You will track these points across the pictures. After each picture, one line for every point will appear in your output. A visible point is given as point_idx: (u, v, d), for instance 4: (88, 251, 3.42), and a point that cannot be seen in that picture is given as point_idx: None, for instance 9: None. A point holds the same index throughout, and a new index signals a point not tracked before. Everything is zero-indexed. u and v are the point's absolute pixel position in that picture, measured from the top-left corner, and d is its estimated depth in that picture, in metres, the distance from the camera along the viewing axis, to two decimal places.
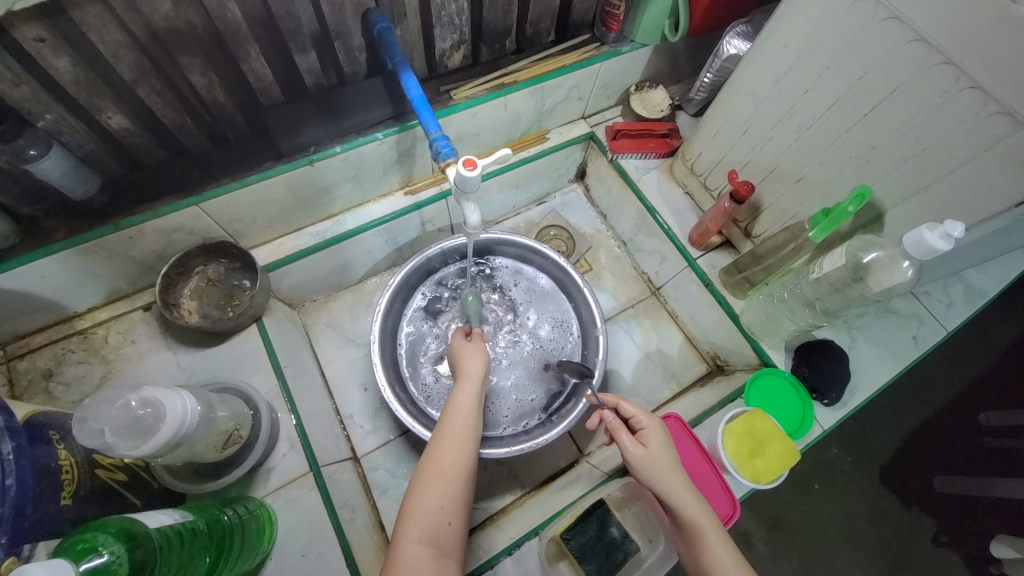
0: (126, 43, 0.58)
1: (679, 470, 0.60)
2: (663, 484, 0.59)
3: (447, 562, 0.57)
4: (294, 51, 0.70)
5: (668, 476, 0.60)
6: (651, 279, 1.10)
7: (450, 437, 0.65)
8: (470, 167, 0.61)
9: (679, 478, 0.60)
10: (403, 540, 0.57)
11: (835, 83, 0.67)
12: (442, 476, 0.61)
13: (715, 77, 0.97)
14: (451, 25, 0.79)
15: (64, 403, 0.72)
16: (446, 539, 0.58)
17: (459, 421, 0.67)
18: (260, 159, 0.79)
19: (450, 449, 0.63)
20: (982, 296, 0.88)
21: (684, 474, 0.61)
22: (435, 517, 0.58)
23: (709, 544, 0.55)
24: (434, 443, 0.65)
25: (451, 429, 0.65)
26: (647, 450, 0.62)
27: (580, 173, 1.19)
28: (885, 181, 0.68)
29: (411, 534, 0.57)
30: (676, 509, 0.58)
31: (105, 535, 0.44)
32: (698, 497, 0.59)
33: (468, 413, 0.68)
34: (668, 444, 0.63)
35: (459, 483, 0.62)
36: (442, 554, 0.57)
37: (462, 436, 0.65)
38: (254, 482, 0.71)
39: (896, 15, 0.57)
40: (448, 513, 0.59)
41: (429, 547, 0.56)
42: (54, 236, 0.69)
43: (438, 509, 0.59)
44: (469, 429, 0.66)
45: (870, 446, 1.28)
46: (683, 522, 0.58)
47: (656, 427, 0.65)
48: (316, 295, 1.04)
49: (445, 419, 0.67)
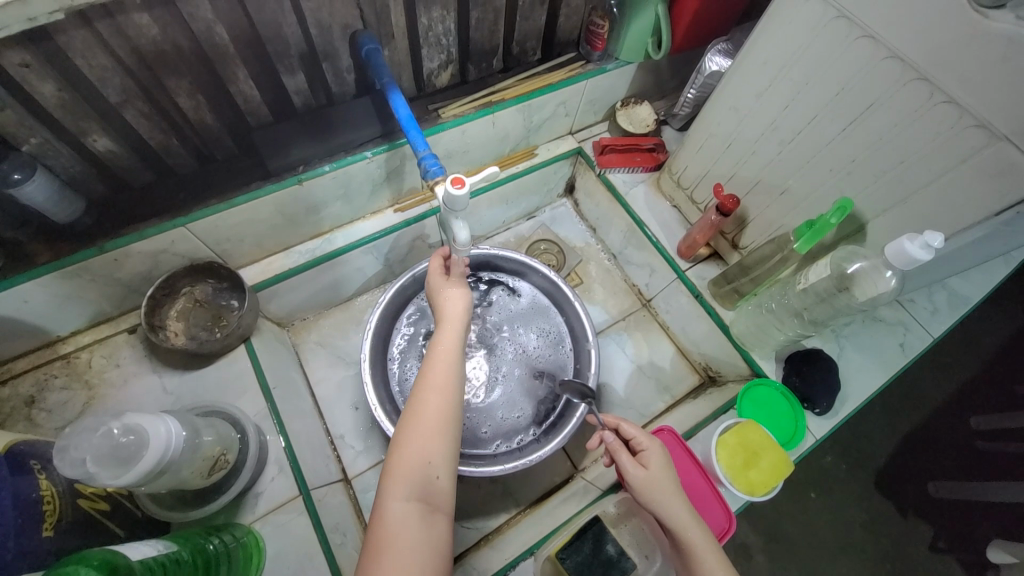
0: (112, 67, 0.59)
1: (677, 486, 0.61)
2: (662, 500, 0.59)
3: (435, 515, 0.56)
4: (282, 72, 0.71)
5: (667, 491, 0.60)
6: (641, 291, 1.11)
7: (435, 391, 0.62)
8: (458, 185, 0.61)
9: (679, 500, 0.59)
10: (391, 499, 0.56)
11: (815, 97, 0.69)
12: (431, 433, 0.59)
13: (698, 93, 0.99)
14: (438, 46, 0.81)
15: (46, 432, 0.70)
16: (434, 495, 0.57)
17: (442, 374, 0.64)
18: (247, 180, 0.79)
19: (436, 402, 0.62)
20: (965, 303, 0.90)
21: (684, 496, 0.60)
22: (422, 472, 0.57)
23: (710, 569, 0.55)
24: (418, 395, 0.63)
25: (435, 382, 0.63)
26: (649, 471, 0.62)
27: (569, 188, 1.20)
28: (865, 193, 0.70)
29: (398, 492, 0.56)
30: (675, 531, 0.57)
31: (87, 568, 0.42)
32: (699, 518, 0.59)
33: (451, 363, 0.65)
34: (670, 467, 0.63)
35: (448, 436, 0.60)
36: (431, 511, 0.56)
37: (447, 390, 0.63)
38: (242, 508, 0.70)
39: (870, 34, 0.59)
40: (436, 467, 0.58)
41: (417, 505, 0.56)
42: (37, 260, 0.68)
43: (426, 463, 0.58)
44: (453, 380, 0.64)
45: (862, 453, 1.28)
46: (682, 541, 0.57)
47: (657, 446, 0.65)
48: (306, 315, 1.03)
49: (427, 371, 0.65)
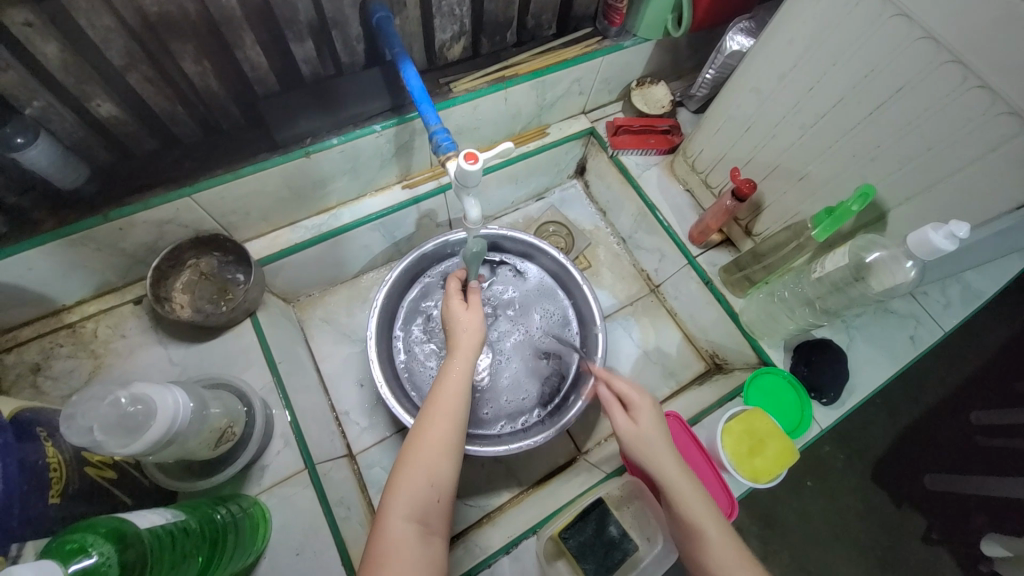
0: (116, 29, 0.57)
1: (670, 444, 0.62)
2: (653, 455, 0.61)
3: (433, 539, 0.56)
4: (290, 40, 0.69)
5: (658, 443, 0.61)
6: (650, 276, 1.10)
7: (443, 412, 0.63)
8: (471, 161, 0.59)
9: (669, 454, 0.60)
10: (391, 517, 0.55)
11: (841, 79, 0.66)
12: (435, 455, 0.60)
13: (717, 73, 0.96)
14: (451, 16, 0.78)
15: (52, 399, 0.70)
16: (434, 517, 0.57)
17: (451, 395, 0.64)
18: (254, 151, 0.77)
19: (442, 424, 0.62)
20: (979, 297, 0.89)
21: (674, 450, 0.62)
22: (425, 493, 0.57)
23: (702, 520, 0.55)
24: (425, 415, 0.63)
25: (443, 404, 0.63)
26: (638, 426, 0.63)
27: (580, 170, 1.18)
28: (889, 180, 0.68)
29: (399, 511, 0.55)
30: (665, 486, 0.58)
31: (94, 535, 0.43)
32: (689, 473, 0.59)
33: (461, 390, 0.65)
34: (660, 423, 0.64)
35: (450, 461, 0.61)
36: (429, 533, 0.56)
37: (454, 412, 0.63)
38: (248, 480, 0.70)
39: (904, 13, 0.57)
40: (438, 491, 0.58)
41: (417, 525, 0.55)
42: (41, 227, 0.67)
43: (429, 484, 0.58)
44: (460, 404, 0.64)
45: (863, 445, 1.28)
46: (674, 496, 0.58)
47: (649, 403, 0.66)
48: (311, 291, 1.02)
49: (436, 391, 0.65)
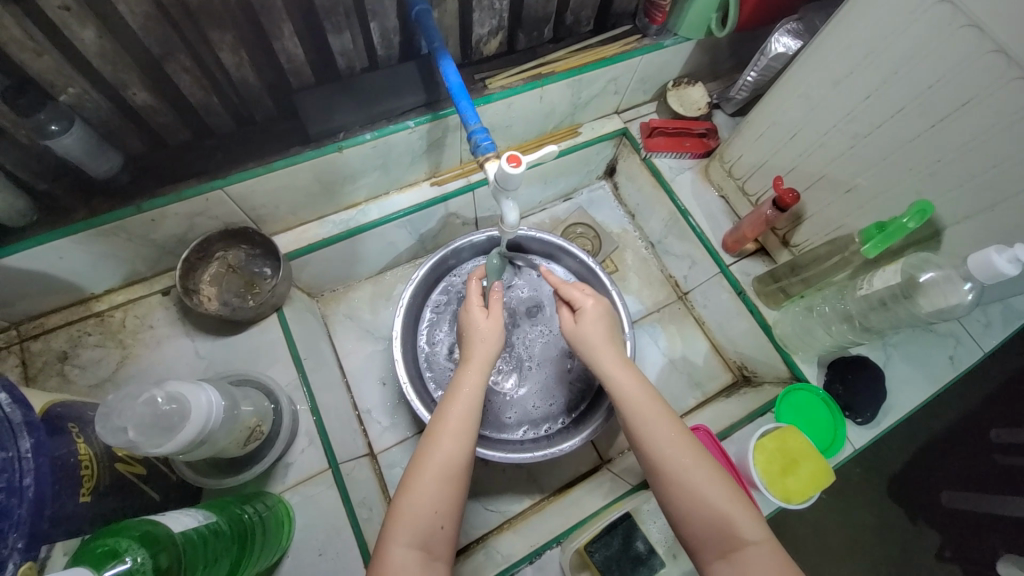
0: (154, 16, 0.55)
1: (609, 344, 0.68)
2: (595, 359, 0.67)
3: (436, 565, 0.55)
4: (329, 31, 0.67)
5: (600, 348, 0.67)
6: (678, 283, 1.07)
7: (449, 432, 0.60)
8: (514, 163, 0.57)
9: (609, 348, 0.67)
10: (391, 544, 0.54)
11: (902, 90, 0.63)
12: (438, 476, 0.58)
13: (759, 75, 0.92)
14: (490, 10, 0.75)
15: (80, 388, 0.70)
16: (436, 543, 0.55)
17: (461, 415, 0.62)
18: (286, 144, 0.75)
19: (449, 445, 0.59)
20: (1021, 318, 0.85)
21: (613, 343, 0.68)
22: (428, 520, 0.55)
23: (636, 404, 0.62)
24: (432, 433, 0.61)
25: (452, 425, 0.61)
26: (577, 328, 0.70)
27: (609, 170, 1.15)
28: (948, 196, 0.65)
29: (399, 539, 0.54)
30: (607, 380, 0.65)
31: (127, 539, 0.42)
32: (627, 365, 0.66)
33: (470, 408, 0.63)
34: (598, 321, 0.70)
35: (457, 486, 0.58)
36: (432, 559, 0.55)
37: (461, 431, 0.61)
38: (272, 478, 0.70)
39: (977, 23, 0.53)
40: (442, 517, 0.56)
41: (418, 552, 0.54)
42: (73, 217, 0.66)
43: (433, 512, 0.56)
44: (472, 423, 0.62)
45: (884, 461, 1.25)
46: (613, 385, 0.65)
47: (592, 305, 0.71)
48: (336, 286, 1.01)
49: (445, 410, 0.62)
